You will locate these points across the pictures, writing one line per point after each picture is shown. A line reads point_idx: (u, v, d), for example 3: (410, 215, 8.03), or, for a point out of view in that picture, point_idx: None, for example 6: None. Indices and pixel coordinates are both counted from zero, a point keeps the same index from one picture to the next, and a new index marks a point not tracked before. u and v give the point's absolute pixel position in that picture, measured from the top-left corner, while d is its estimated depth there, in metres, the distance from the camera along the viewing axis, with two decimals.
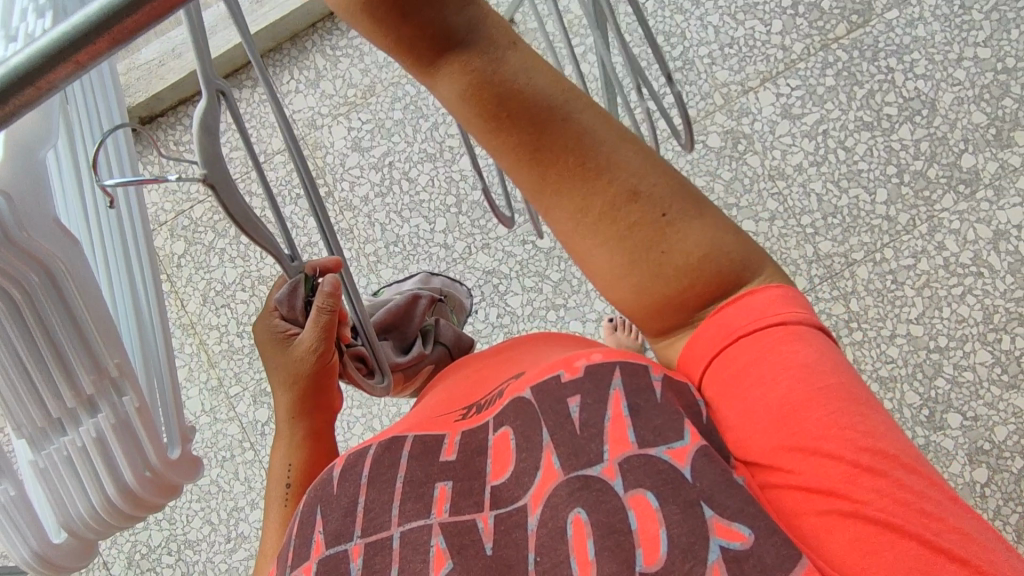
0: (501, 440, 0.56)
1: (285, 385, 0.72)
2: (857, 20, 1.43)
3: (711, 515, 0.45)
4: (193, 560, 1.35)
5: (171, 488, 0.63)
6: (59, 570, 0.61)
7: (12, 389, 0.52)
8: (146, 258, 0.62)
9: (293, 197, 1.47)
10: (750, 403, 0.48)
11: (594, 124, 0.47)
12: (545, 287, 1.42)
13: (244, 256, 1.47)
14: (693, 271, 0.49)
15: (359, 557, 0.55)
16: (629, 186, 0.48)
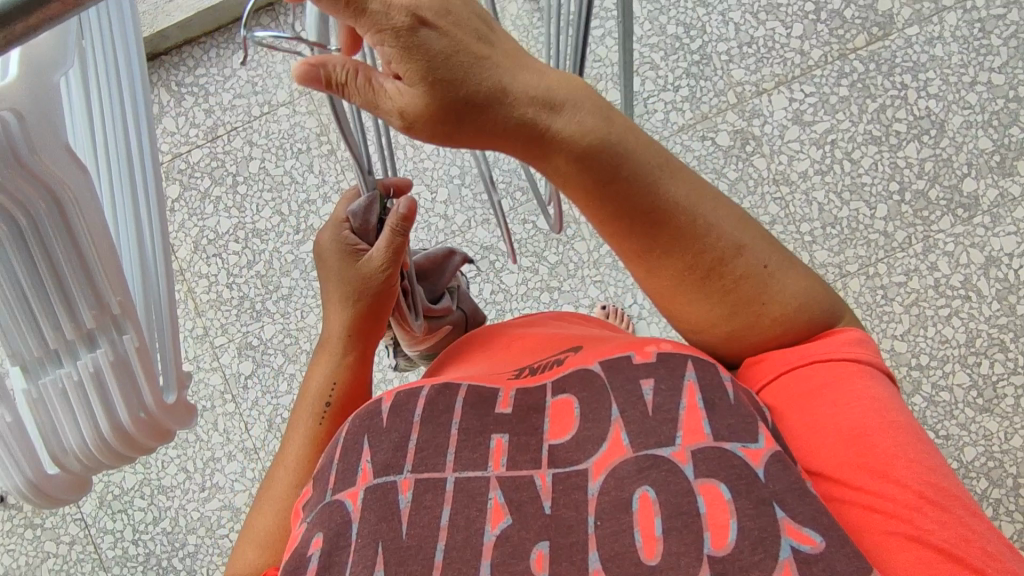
0: (561, 405, 0.55)
1: (346, 299, 0.73)
2: (877, 32, 1.43)
3: (784, 516, 0.46)
4: (165, 505, 1.35)
5: (164, 431, 0.64)
6: (52, 501, 0.61)
7: (11, 316, 0.52)
8: (153, 194, 0.61)
9: (294, 151, 1.45)
10: (824, 423, 0.54)
11: (695, 195, 0.57)
12: (541, 269, 1.42)
13: (241, 206, 1.45)
14: (791, 315, 0.59)
15: (408, 492, 0.53)
16: (734, 242, 0.58)
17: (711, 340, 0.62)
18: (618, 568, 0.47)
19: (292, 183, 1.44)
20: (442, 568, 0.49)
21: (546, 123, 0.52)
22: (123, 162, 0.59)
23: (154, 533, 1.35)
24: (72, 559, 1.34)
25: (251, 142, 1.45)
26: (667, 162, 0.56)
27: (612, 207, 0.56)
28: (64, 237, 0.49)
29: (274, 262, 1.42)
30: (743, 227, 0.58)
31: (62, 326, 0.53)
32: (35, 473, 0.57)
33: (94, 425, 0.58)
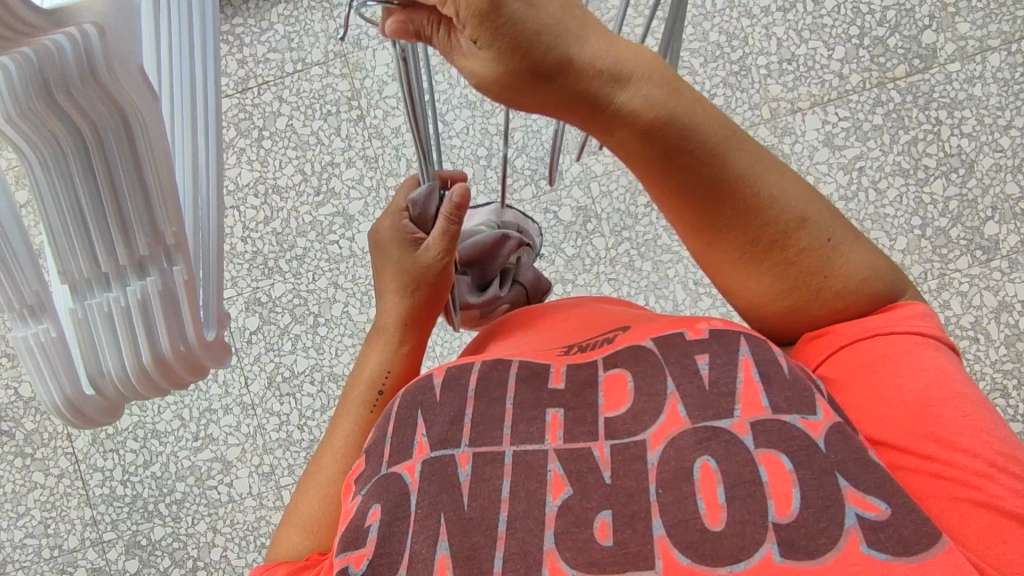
0: (613, 378, 0.56)
1: (402, 285, 0.79)
2: (918, 64, 1.42)
3: (847, 485, 0.47)
4: (157, 450, 1.35)
5: (198, 365, 0.66)
6: (88, 422, 0.63)
7: (66, 233, 0.56)
8: (213, 134, 0.63)
9: (324, 112, 1.43)
10: (888, 393, 0.54)
11: (758, 164, 0.58)
12: (557, 260, 1.41)
13: (263, 161, 1.43)
14: (856, 290, 0.59)
15: (467, 464, 0.54)
16: (798, 214, 0.58)
17: (768, 317, 0.62)
18: (683, 536, 0.47)
19: (318, 145, 1.43)
20: (505, 538, 0.50)
21: (606, 98, 0.55)
22: (185, 98, 0.61)
23: (143, 476, 1.34)
24: (59, 493, 1.34)
25: (280, 98, 1.44)
26: (731, 135, 0.58)
27: (672, 181, 0.58)
28: (129, 162, 0.54)
29: (291, 221, 1.41)
30: (807, 199, 0.59)
31: (117, 251, 0.57)
32: (73, 390, 0.60)
33: (135, 351, 0.61)
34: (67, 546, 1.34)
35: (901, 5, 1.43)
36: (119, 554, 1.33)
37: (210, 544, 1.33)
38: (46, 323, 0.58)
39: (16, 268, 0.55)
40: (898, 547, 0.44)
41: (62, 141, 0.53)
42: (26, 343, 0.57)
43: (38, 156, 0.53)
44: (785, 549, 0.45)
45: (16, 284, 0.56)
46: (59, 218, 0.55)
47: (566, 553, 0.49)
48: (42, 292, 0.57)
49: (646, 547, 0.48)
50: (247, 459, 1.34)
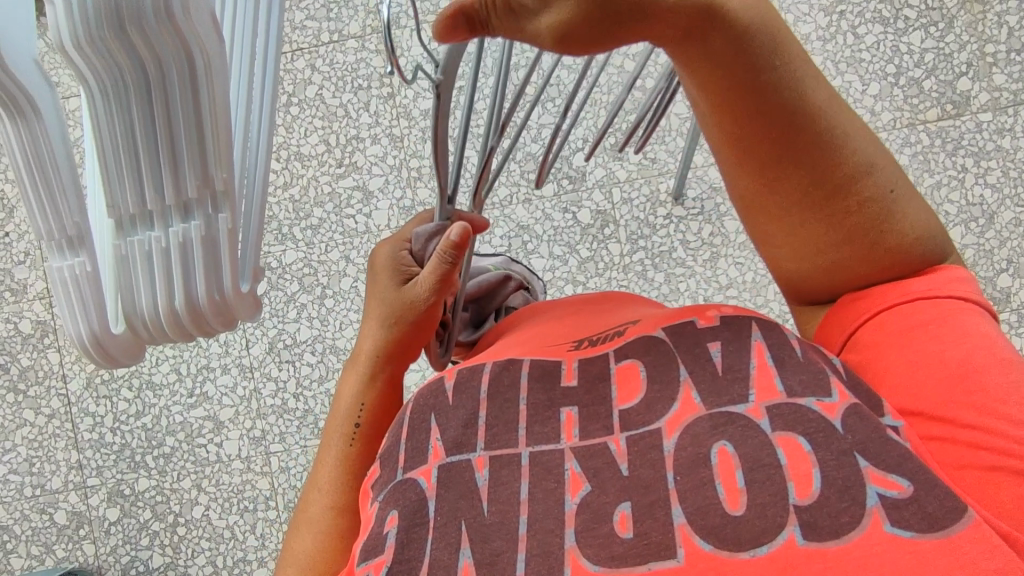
0: (626, 370, 0.56)
1: (383, 317, 0.76)
2: (951, 109, 1.41)
3: (867, 465, 0.46)
4: (151, 402, 1.34)
5: (228, 317, 0.64)
6: (111, 361, 0.63)
7: (117, 168, 0.56)
8: (269, 86, 0.64)
9: (354, 86, 1.42)
10: (929, 359, 0.53)
11: (835, 101, 0.57)
12: (570, 260, 1.41)
13: (288, 127, 1.43)
14: (911, 248, 0.58)
15: (484, 469, 0.53)
16: (865, 161, 0.58)
17: (814, 268, 0.61)
18: (704, 522, 0.46)
19: (345, 117, 1.42)
20: (526, 540, 0.49)
21: (717, 5, 0.51)
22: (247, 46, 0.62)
23: (133, 426, 1.34)
24: (48, 432, 1.34)
25: (312, 67, 1.43)
26: (813, 77, 0.56)
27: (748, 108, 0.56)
28: (188, 102, 0.54)
29: (310, 190, 1.41)
30: (875, 149, 0.58)
31: (166, 191, 0.57)
32: (101, 325, 0.60)
33: (169, 292, 0.60)
34: (50, 487, 1.34)
35: (940, 49, 1.42)
36: (100, 501, 1.33)
37: (193, 501, 1.32)
38: (83, 256, 0.58)
39: (60, 198, 0.56)
40: (923, 526, 0.43)
41: (125, 71, 0.53)
42: (61, 274, 0.57)
43: (97, 85, 0.52)
44: (807, 531, 0.44)
45: (57, 214, 0.56)
46: (114, 152, 0.56)
47: (587, 551, 0.47)
48: (83, 225, 0.57)
49: (668, 535, 0.46)
50: (240, 422, 1.34)
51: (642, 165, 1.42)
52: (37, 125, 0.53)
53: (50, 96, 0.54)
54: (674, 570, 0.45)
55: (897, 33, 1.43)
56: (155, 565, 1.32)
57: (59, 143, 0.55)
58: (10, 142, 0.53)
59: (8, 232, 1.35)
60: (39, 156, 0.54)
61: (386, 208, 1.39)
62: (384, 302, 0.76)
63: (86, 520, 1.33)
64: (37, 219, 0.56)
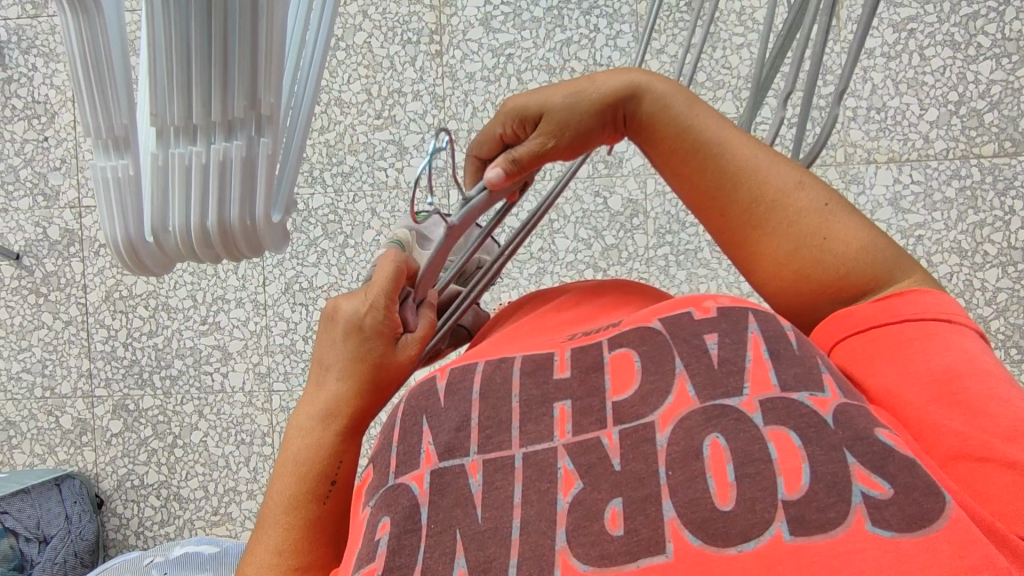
0: (619, 359, 0.46)
1: (369, 374, 0.59)
2: (1009, 147, 1.36)
3: (853, 462, 0.38)
4: (166, 324, 1.36)
5: (258, 245, 0.65)
6: (139, 269, 0.63)
7: (167, 74, 0.54)
8: (325, 23, 0.64)
9: (403, 38, 1.40)
10: (907, 366, 0.49)
11: (744, 140, 0.56)
12: (595, 245, 1.39)
13: (332, 72, 1.41)
14: (858, 259, 0.53)
15: (477, 474, 0.44)
16: (790, 183, 0.54)
17: (784, 290, 0.55)
18: (694, 521, 0.38)
19: (390, 69, 1.40)
20: (518, 544, 0.40)
21: (609, 96, 0.56)
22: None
23: (145, 344, 1.36)
24: (63, 337, 1.37)
25: (365, 15, 1.41)
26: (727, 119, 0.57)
27: (674, 152, 0.57)
28: (246, 18, 0.53)
29: (345, 137, 1.40)
30: (800, 169, 0.56)
31: (213, 106, 0.56)
32: (136, 231, 0.60)
33: (203, 210, 0.60)
34: (59, 391, 1.37)
35: (1009, 83, 1.36)
36: (105, 412, 1.37)
37: (193, 426, 1.35)
38: (127, 159, 0.58)
39: (111, 99, 0.56)
40: (908, 527, 0.36)
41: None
42: (103, 174, 0.58)
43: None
44: (795, 526, 0.37)
45: (107, 114, 0.56)
46: (166, 61, 0.54)
47: (578, 549, 0.39)
48: (130, 127, 0.58)
49: (657, 531, 0.39)
50: (247, 355, 1.35)
51: None
52: (97, 21, 0.53)
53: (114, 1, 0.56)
54: (663, 569, 0.37)
55: (966, 60, 1.37)
56: (149, 481, 1.35)
57: (113, 43, 0.56)
58: (67, 33, 0.52)
59: (47, 136, 1.36)
60: (96, 56, 0.54)
61: (419, 165, 1.39)
62: (370, 346, 0.59)
63: (90, 428, 1.37)
64: (85, 115, 0.56)
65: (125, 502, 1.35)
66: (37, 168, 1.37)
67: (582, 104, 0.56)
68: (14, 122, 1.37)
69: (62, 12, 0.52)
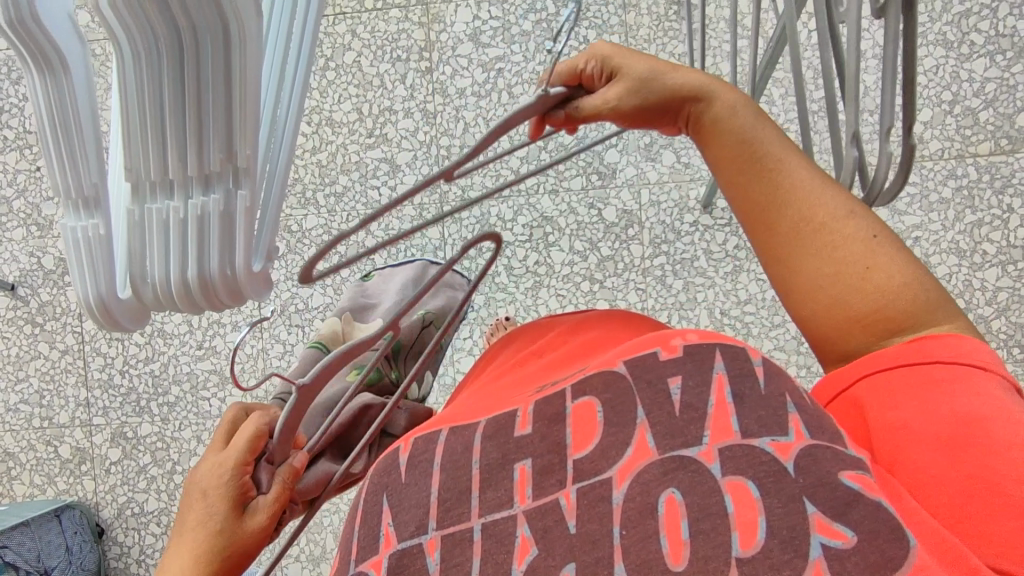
0: (582, 409, 0.49)
1: (213, 545, 0.61)
2: (1005, 145, 1.35)
3: (814, 511, 0.41)
4: (162, 350, 1.36)
5: (239, 292, 0.64)
6: (116, 324, 0.62)
7: (141, 131, 0.55)
8: (303, 64, 0.63)
9: (393, 56, 1.40)
10: (927, 408, 0.48)
11: (797, 161, 0.55)
12: (590, 257, 1.38)
13: (322, 91, 1.41)
14: (901, 297, 0.51)
15: (435, 552, 0.46)
16: (842, 208, 0.53)
17: (820, 316, 0.53)
18: None
19: (380, 87, 1.40)
20: None
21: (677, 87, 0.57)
22: (286, 15, 0.61)
23: (142, 371, 1.36)
24: (60, 367, 1.37)
25: (354, 34, 1.41)
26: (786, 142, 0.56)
27: (727, 157, 0.57)
28: (219, 69, 0.53)
29: (338, 157, 1.40)
30: (853, 200, 0.55)
31: (189, 161, 0.56)
32: (110, 290, 0.60)
33: (183, 263, 0.60)
34: (57, 420, 1.37)
35: (1003, 80, 1.35)
36: (104, 440, 1.36)
37: (191, 452, 1.35)
38: (97, 219, 0.58)
39: (81, 155, 0.56)
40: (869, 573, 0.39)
41: (160, 37, 0.52)
42: (75, 235, 0.58)
43: (131, 47, 0.52)
44: None
45: (77, 171, 0.56)
46: (139, 119, 0.55)
47: None
48: (100, 185, 0.58)
49: None
50: (244, 379, 1.35)
51: (674, 168, 1.38)
52: (65, 82, 0.54)
53: (79, 52, 0.55)
54: None
55: (959, 59, 1.36)
56: (149, 508, 1.35)
57: (84, 102, 0.56)
58: (36, 95, 0.53)
59: (39, 166, 1.37)
60: (65, 115, 0.54)
61: (412, 182, 1.39)
62: (214, 516, 0.62)
63: (89, 456, 1.36)
64: (55, 177, 0.56)
65: (125, 530, 1.35)
66: (30, 198, 1.37)
67: (653, 83, 0.57)
68: (6, 153, 1.37)
69: (31, 77, 0.52)
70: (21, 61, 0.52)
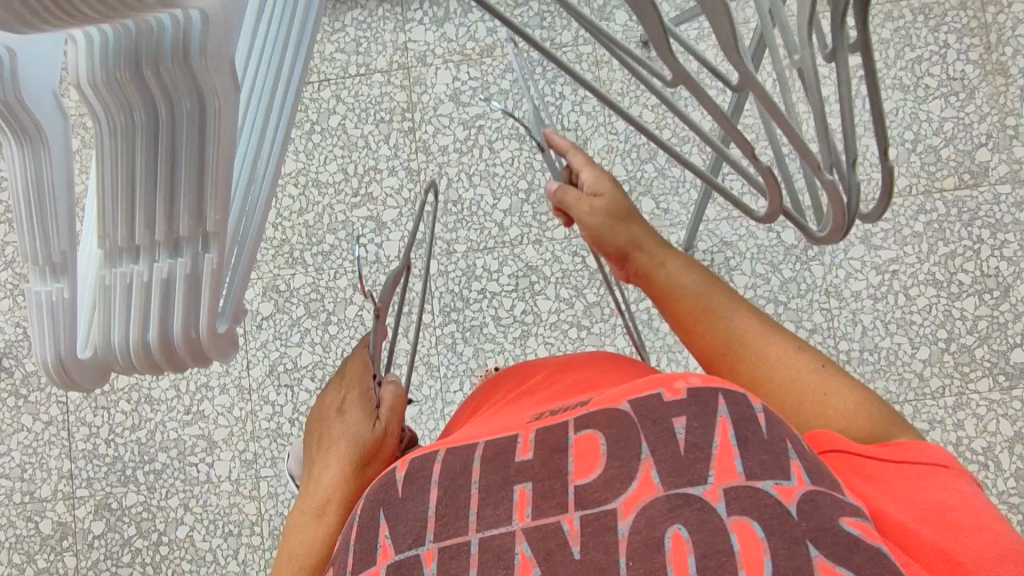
0: (586, 441, 0.52)
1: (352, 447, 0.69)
2: (968, 179, 1.41)
3: (818, 555, 0.43)
4: (148, 416, 1.35)
5: (203, 354, 0.65)
6: (72, 384, 0.65)
7: (114, 198, 0.58)
8: (282, 129, 0.64)
9: (376, 118, 1.46)
10: (903, 491, 0.54)
11: (746, 311, 0.71)
12: (576, 304, 1.40)
13: (308, 154, 1.45)
14: (853, 415, 0.63)
15: (432, 563, 0.49)
16: (790, 349, 0.68)
17: None
18: None
19: (364, 148, 1.45)
20: None
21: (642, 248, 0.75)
22: (265, 92, 0.63)
23: (128, 439, 1.34)
24: (43, 439, 1.35)
25: (338, 98, 1.46)
26: (746, 301, 0.71)
27: (693, 311, 0.71)
28: (193, 140, 0.57)
29: (324, 217, 1.43)
30: (800, 342, 0.69)
31: (159, 225, 0.59)
32: (67, 352, 0.62)
33: (145, 325, 0.62)
34: (39, 495, 1.33)
35: (960, 118, 1.43)
36: (86, 513, 1.32)
37: (178, 521, 1.31)
38: (62, 283, 0.61)
39: (50, 220, 0.59)
40: None
41: (135, 109, 0.56)
42: (40, 298, 0.60)
43: (108, 123, 0.56)
44: None
45: (46, 240, 0.59)
46: (114, 188, 0.58)
47: None
48: (69, 254, 0.60)
49: None
50: (233, 443, 1.33)
51: (654, 215, 1.41)
52: (42, 154, 0.57)
53: (63, 130, 0.58)
54: None
55: (917, 101, 1.44)
56: None
57: (59, 176, 0.58)
58: (14, 167, 0.57)
59: None
60: (40, 185, 0.58)
61: (399, 238, 1.41)
62: (352, 422, 0.71)
63: (70, 531, 1.32)
64: (24, 243, 0.59)
65: None
66: (18, 269, 1.38)
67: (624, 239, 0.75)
68: None
69: (10, 146, 0.56)
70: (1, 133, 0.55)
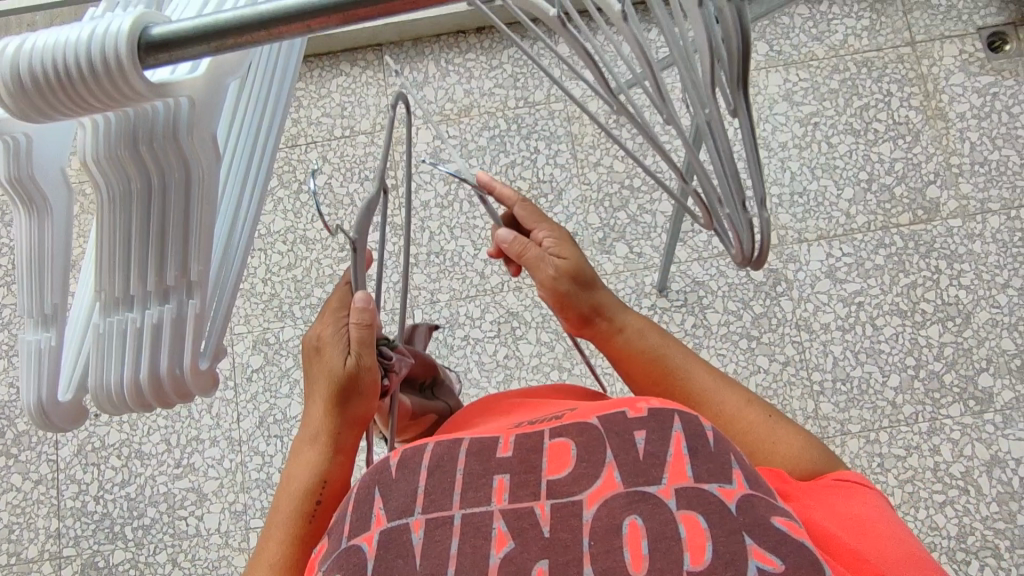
0: (559, 446, 0.56)
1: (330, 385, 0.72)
2: (922, 215, 1.51)
3: (751, 543, 0.49)
4: (139, 471, 1.36)
5: (186, 391, 0.69)
6: (52, 426, 0.68)
7: (110, 257, 0.64)
8: (259, 192, 0.71)
9: (361, 176, 1.54)
10: (827, 508, 0.60)
11: (699, 366, 0.76)
12: (557, 346, 1.45)
13: (297, 212, 1.53)
14: (798, 458, 0.69)
15: (419, 531, 0.53)
16: (739, 400, 0.73)
17: None
18: None
19: (351, 204, 1.53)
20: None
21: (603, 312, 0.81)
22: (244, 158, 0.70)
23: (117, 496, 1.35)
24: (32, 499, 1.35)
25: (325, 159, 1.56)
26: (698, 356, 0.77)
27: (651, 371, 0.77)
28: (181, 204, 0.63)
29: (312, 271, 1.49)
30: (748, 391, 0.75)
31: (150, 278, 0.65)
32: (49, 396, 0.66)
33: (131, 369, 0.66)
34: (25, 556, 1.33)
35: (909, 159, 1.54)
36: (73, 573, 1.32)
37: None
38: (52, 332, 0.66)
39: (48, 280, 0.65)
40: None
41: (132, 180, 0.63)
42: (31, 346, 0.66)
43: (108, 191, 0.63)
44: None
45: (41, 294, 0.65)
46: (110, 248, 0.64)
47: None
48: (60, 306, 0.66)
49: None
50: (223, 495, 1.34)
51: (628, 259, 1.49)
52: (46, 219, 0.64)
53: (66, 199, 0.66)
54: None
55: (867, 144, 1.55)
56: None
57: (60, 238, 0.65)
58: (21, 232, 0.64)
59: None
60: (42, 246, 0.64)
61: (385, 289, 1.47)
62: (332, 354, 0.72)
63: None
64: (24, 297, 0.65)
65: None
66: (13, 330, 1.42)
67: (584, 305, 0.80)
68: None
69: (19, 214, 0.63)
70: (12, 202, 0.63)
